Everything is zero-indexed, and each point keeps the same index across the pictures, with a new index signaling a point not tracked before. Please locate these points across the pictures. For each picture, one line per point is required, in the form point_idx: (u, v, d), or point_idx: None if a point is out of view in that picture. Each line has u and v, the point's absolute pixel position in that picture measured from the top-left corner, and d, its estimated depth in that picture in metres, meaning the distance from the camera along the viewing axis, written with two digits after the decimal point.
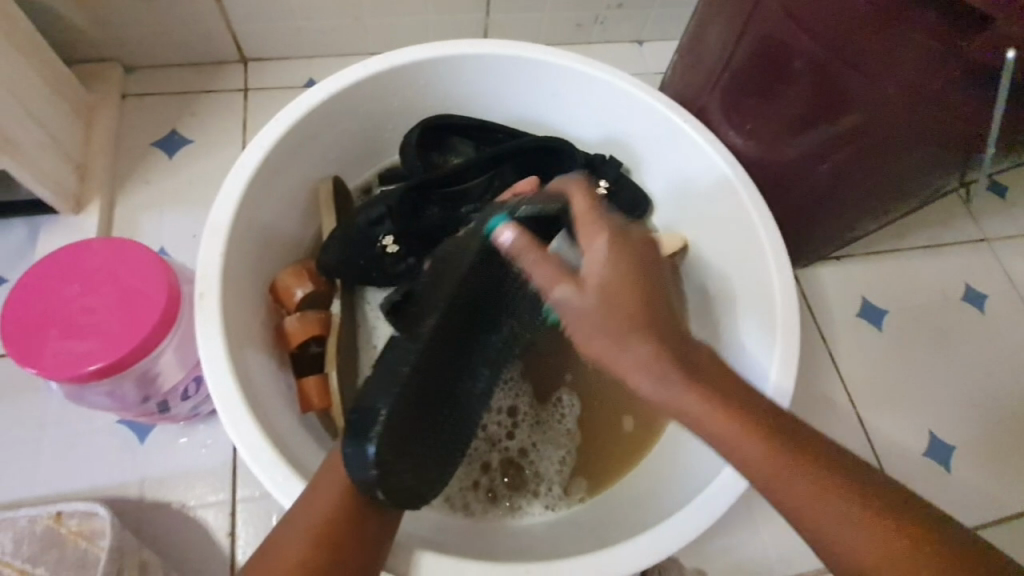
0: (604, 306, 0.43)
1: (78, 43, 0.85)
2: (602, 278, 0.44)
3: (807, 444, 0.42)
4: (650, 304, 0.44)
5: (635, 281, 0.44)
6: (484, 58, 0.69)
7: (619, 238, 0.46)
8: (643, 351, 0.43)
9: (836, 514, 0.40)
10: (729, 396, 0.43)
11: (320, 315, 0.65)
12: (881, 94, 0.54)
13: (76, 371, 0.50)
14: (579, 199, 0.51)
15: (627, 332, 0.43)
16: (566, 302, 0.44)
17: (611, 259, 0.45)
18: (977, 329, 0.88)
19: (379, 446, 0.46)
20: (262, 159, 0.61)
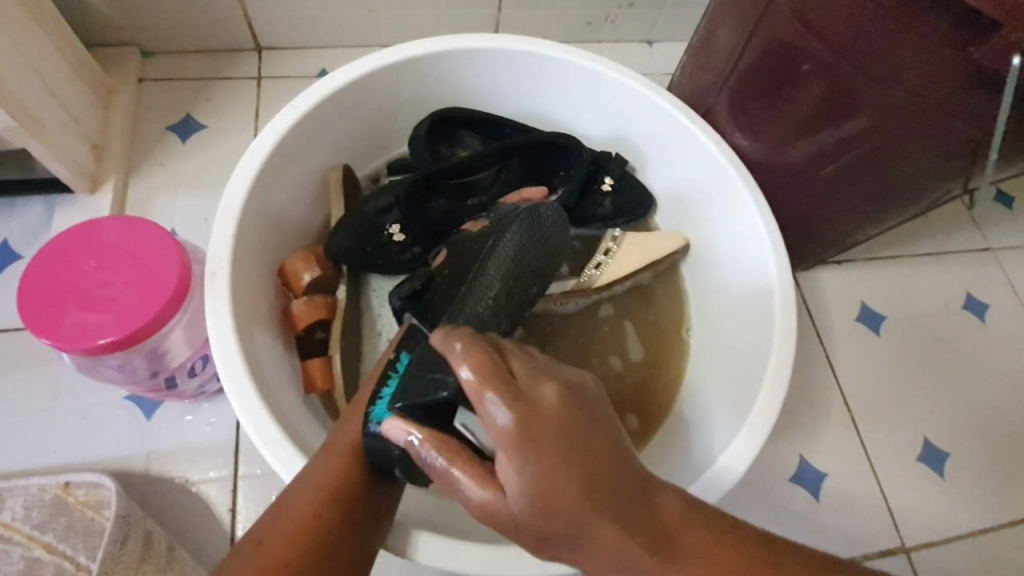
0: (534, 509, 0.34)
1: (97, 26, 0.86)
2: (530, 482, 0.34)
3: (777, 559, 0.36)
4: (593, 471, 0.34)
5: (568, 432, 0.34)
6: (495, 52, 0.70)
7: (522, 405, 0.34)
8: (606, 538, 0.34)
9: None
10: (687, 524, 0.36)
11: (326, 299, 0.66)
12: (888, 98, 0.54)
13: (90, 343, 0.51)
14: (467, 370, 0.35)
15: (577, 527, 0.33)
16: (488, 505, 0.35)
17: (526, 439, 0.34)
18: (977, 337, 0.88)
19: None
20: (275, 144, 0.63)
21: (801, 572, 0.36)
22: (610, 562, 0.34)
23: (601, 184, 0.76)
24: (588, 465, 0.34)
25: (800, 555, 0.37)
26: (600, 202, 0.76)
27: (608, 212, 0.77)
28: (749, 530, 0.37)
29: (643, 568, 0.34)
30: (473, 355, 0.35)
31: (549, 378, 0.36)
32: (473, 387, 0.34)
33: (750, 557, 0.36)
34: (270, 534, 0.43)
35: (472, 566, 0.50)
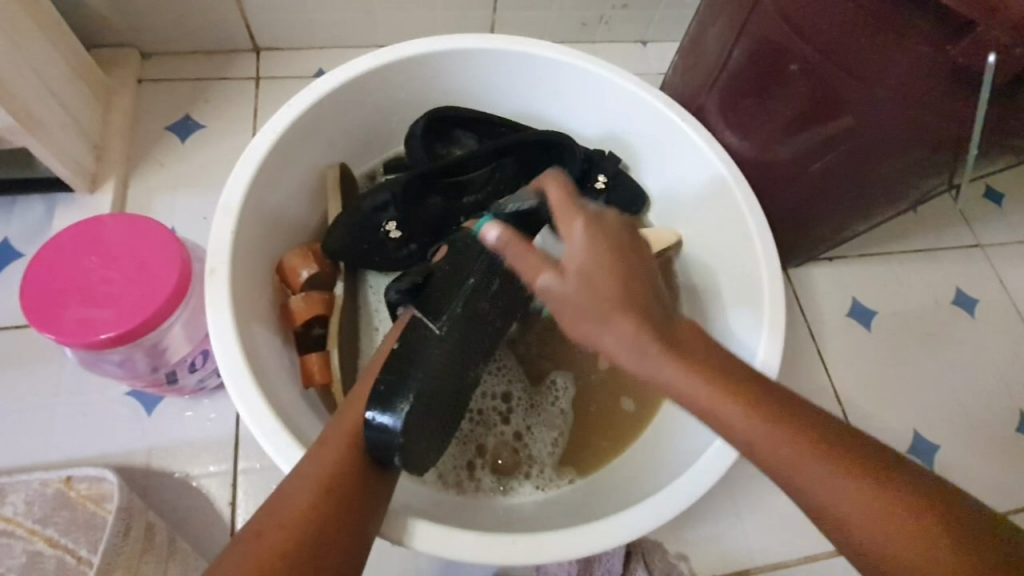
0: (585, 291, 0.42)
1: (98, 27, 0.87)
2: (581, 261, 0.42)
3: (849, 440, 0.41)
4: (626, 272, 0.43)
5: (612, 257, 0.43)
6: (489, 52, 0.71)
7: (593, 221, 0.44)
8: (623, 328, 0.42)
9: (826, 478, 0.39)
10: (746, 386, 0.42)
11: (324, 295, 0.68)
12: (872, 96, 0.55)
13: (92, 338, 0.52)
14: (555, 190, 0.46)
15: (609, 308, 0.42)
16: (549, 290, 0.42)
17: (588, 240, 0.43)
18: (967, 332, 0.89)
19: (406, 418, 0.49)
20: (274, 143, 0.64)
21: (861, 450, 0.40)
22: (668, 367, 0.41)
23: (595, 182, 0.77)
24: (633, 288, 0.43)
25: (841, 431, 0.41)
26: (593, 200, 0.77)
27: None
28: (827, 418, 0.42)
29: (665, 361, 0.41)
30: (581, 213, 0.44)
31: (611, 213, 0.47)
32: (559, 206, 0.45)
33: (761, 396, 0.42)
34: (272, 520, 0.44)
35: (467, 554, 0.51)
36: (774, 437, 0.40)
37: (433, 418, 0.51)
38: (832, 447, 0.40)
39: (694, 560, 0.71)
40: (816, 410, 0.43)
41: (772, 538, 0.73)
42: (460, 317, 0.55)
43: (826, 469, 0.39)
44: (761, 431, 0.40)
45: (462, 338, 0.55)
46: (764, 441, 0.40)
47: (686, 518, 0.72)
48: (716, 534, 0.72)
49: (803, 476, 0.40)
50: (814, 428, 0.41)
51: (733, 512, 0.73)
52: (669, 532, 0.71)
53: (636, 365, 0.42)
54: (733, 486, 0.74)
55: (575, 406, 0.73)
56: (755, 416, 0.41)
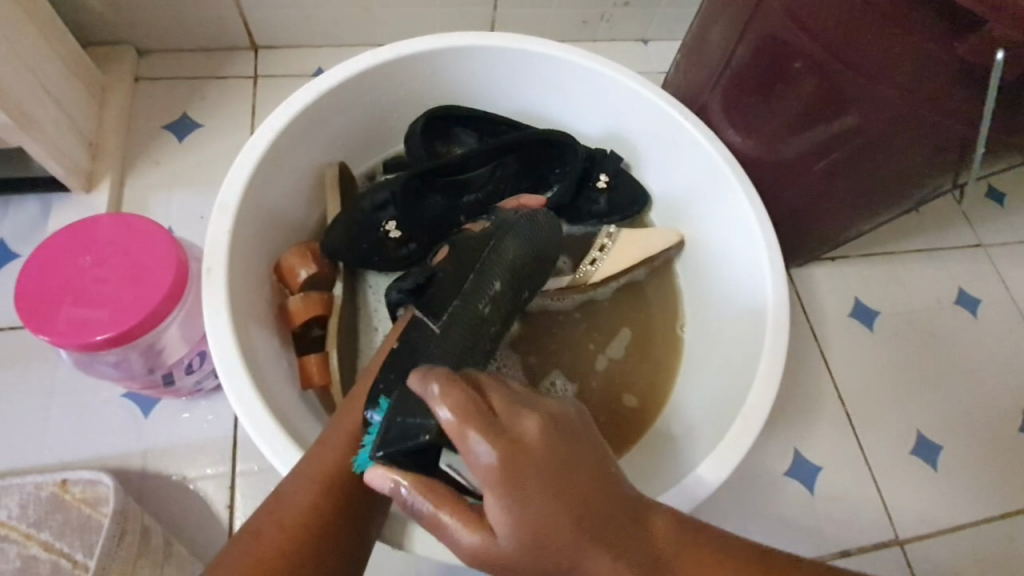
0: (527, 539, 0.32)
1: (93, 25, 0.86)
2: (521, 512, 0.32)
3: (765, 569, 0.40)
4: (580, 505, 0.33)
5: (560, 486, 0.33)
6: (490, 50, 0.71)
7: (513, 440, 0.32)
8: (563, 521, 0.33)
9: None
10: (680, 542, 0.37)
11: (323, 295, 0.67)
12: (878, 95, 0.55)
13: (87, 339, 0.51)
14: (450, 404, 0.32)
15: (582, 549, 0.33)
16: (473, 548, 0.33)
17: (511, 464, 0.32)
18: (969, 332, 0.89)
19: (390, 413, 0.45)
20: (272, 140, 0.63)
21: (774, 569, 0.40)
22: (597, 557, 0.33)
23: (596, 181, 0.76)
24: (582, 493, 0.33)
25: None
26: (594, 199, 0.76)
27: (602, 209, 0.77)
28: (729, 543, 0.39)
29: None
30: (468, 409, 0.32)
31: (529, 412, 0.34)
32: (454, 421, 0.32)
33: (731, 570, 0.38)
34: (268, 524, 0.43)
35: None
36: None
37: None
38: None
39: None
40: (744, 547, 0.40)
41: None
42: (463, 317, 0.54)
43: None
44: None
45: (466, 339, 0.54)
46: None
47: None
48: None
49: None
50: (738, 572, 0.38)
51: None
52: None
53: (572, 568, 0.33)
54: None
55: None
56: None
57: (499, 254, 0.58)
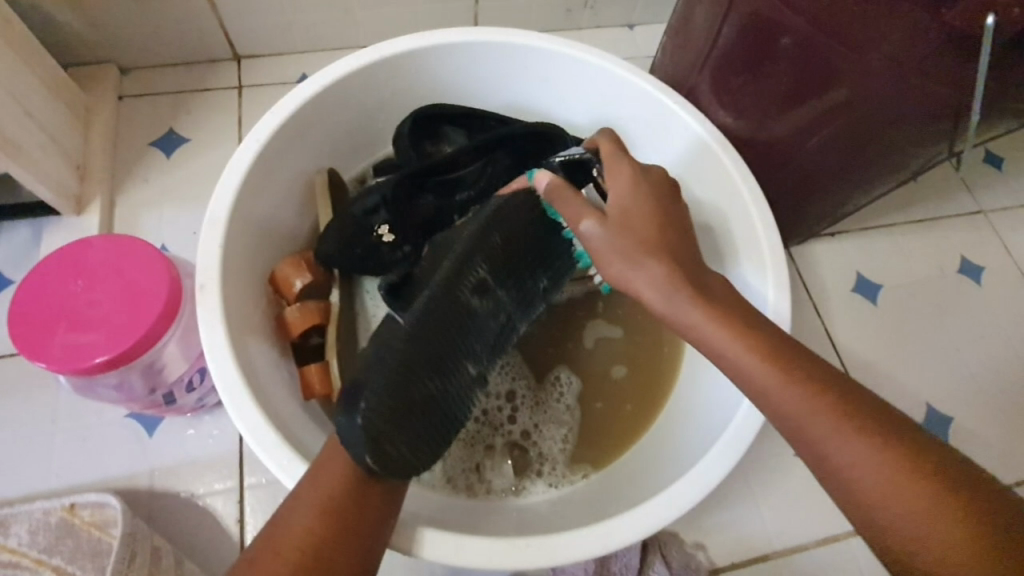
0: (619, 229, 0.50)
1: (73, 45, 0.86)
2: (623, 208, 0.51)
3: (887, 419, 0.43)
4: (666, 226, 0.51)
5: (654, 211, 0.51)
6: (472, 46, 0.70)
7: (637, 175, 0.54)
8: (656, 271, 0.48)
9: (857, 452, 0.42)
10: (783, 352, 0.45)
11: (320, 304, 0.66)
12: (868, 67, 0.54)
13: (84, 364, 0.51)
14: (608, 145, 0.57)
15: (642, 252, 0.49)
16: (590, 234, 0.51)
17: (634, 194, 0.52)
18: (974, 300, 0.88)
19: (366, 417, 0.47)
20: (258, 151, 0.62)
21: (896, 429, 0.42)
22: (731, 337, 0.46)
23: None
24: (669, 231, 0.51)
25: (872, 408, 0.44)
26: None
27: None
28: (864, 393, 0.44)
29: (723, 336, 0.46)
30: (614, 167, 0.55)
31: (656, 168, 0.56)
32: (608, 155, 0.56)
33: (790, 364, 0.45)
34: (260, 559, 0.44)
35: (480, 562, 0.50)
36: (764, 370, 0.45)
37: (406, 423, 0.48)
38: (876, 428, 0.42)
39: (711, 549, 0.70)
40: (870, 398, 0.44)
41: (789, 522, 0.72)
42: (433, 307, 0.51)
43: (855, 437, 0.42)
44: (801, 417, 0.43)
45: (439, 333, 0.51)
46: (811, 422, 0.43)
47: (702, 506, 0.71)
48: (733, 520, 0.71)
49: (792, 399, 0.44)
50: (849, 400, 0.43)
51: (748, 496, 0.72)
52: (684, 522, 0.71)
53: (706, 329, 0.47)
54: (746, 470, 0.73)
55: (582, 401, 0.71)
56: (785, 380, 0.44)
57: (482, 241, 0.55)
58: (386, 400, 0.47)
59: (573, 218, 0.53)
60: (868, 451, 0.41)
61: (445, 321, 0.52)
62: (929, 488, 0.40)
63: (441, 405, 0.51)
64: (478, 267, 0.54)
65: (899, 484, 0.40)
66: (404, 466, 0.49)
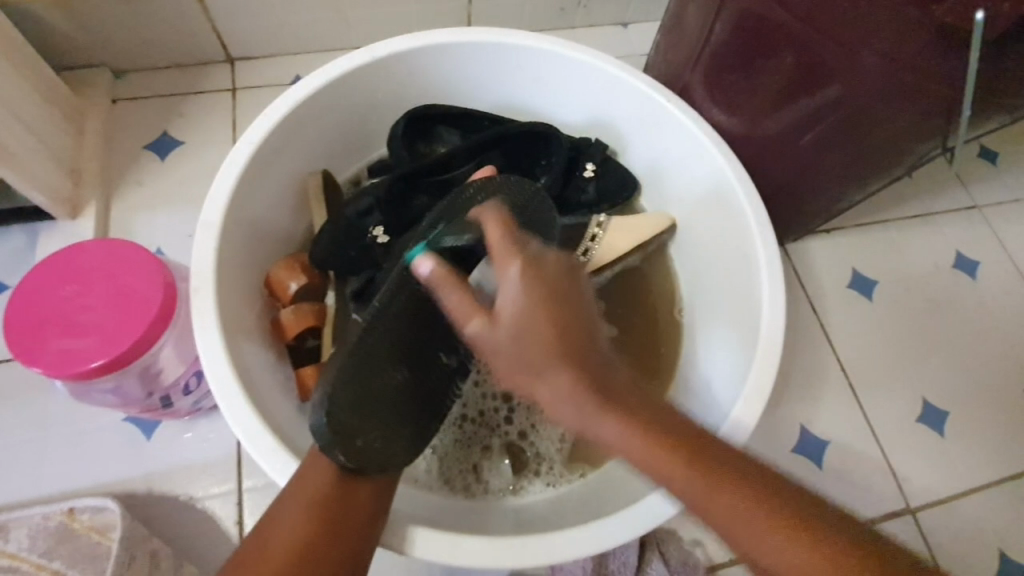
0: (514, 342, 0.43)
1: (65, 49, 0.85)
2: (517, 310, 0.43)
3: (772, 488, 0.42)
4: (564, 330, 0.44)
5: (550, 314, 0.43)
6: (465, 46, 0.70)
7: (529, 264, 0.44)
8: (561, 383, 0.44)
9: (758, 522, 0.41)
10: (664, 428, 0.44)
11: (314, 307, 0.66)
12: (860, 63, 0.54)
13: (79, 368, 0.51)
14: (493, 228, 0.46)
15: (547, 361, 0.43)
16: (479, 337, 0.44)
17: (524, 291, 0.44)
18: (969, 295, 0.88)
19: (331, 408, 0.45)
20: (252, 153, 0.62)
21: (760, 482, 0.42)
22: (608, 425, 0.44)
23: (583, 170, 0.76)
24: (565, 325, 0.44)
25: (750, 468, 0.43)
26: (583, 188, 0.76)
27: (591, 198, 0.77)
28: (723, 447, 0.44)
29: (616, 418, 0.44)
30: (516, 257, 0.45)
31: (552, 253, 0.46)
32: (497, 251, 0.45)
33: (672, 434, 0.44)
34: (252, 549, 0.45)
35: (476, 561, 0.50)
36: (648, 451, 0.43)
37: (375, 412, 0.48)
38: (754, 491, 0.41)
39: (708, 546, 0.70)
40: (725, 445, 0.45)
41: None
42: (396, 297, 0.50)
43: (738, 504, 0.41)
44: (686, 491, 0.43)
45: (408, 323, 0.50)
46: (709, 498, 0.42)
47: (699, 503, 0.72)
48: None
49: (675, 477, 0.43)
50: (721, 465, 0.43)
51: None
52: (682, 519, 0.71)
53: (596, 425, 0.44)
54: None
55: None
56: (669, 459, 0.43)
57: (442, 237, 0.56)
58: (348, 387, 0.46)
59: (465, 317, 0.45)
60: (760, 521, 0.41)
61: (412, 311, 0.51)
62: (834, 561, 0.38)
63: (412, 394, 0.51)
64: (445, 258, 0.54)
65: (783, 549, 0.40)
66: (376, 456, 0.49)
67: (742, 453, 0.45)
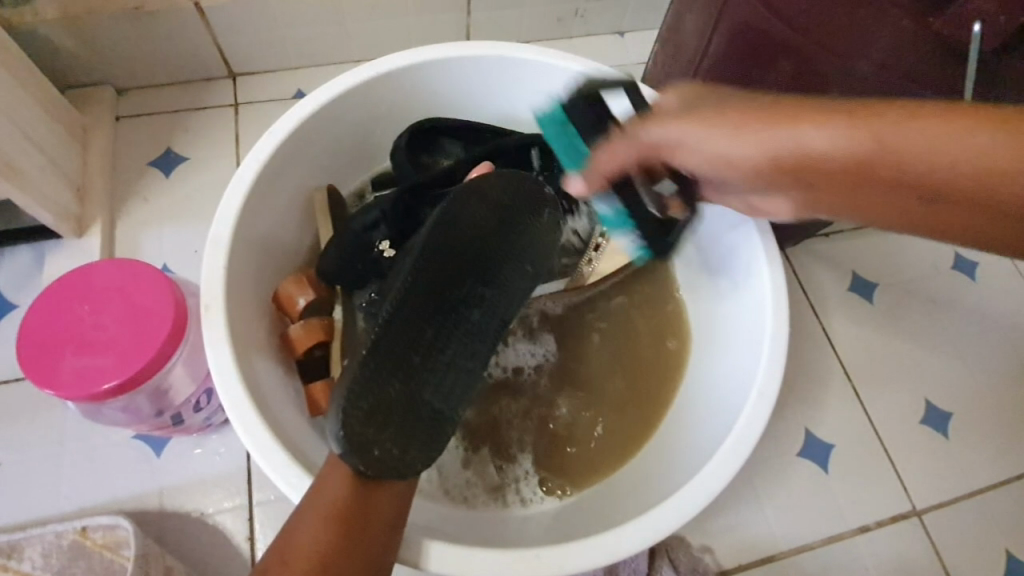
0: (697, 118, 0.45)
1: (67, 66, 0.86)
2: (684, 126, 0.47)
3: (818, 106, 0.39)
4: (744, 109, 0.42)
5: (758, 106, 0.41)
6: (468, 60, 0.71)
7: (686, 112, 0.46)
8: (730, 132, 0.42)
9: (841, 137, 0.37)
10: (735, 110, 0.42)
11: (323, 320, 0.67)
12: (858, 75, 0.55)
13: (93, 388, 0.51)
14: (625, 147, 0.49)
15: (749, 127, 0.41)
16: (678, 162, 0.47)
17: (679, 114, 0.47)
18: (970, 294, 0.89)
19: (346, 422, 0.45)
20: (259, 170, 0.63)
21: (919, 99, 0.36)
22: (845, 198, 0.39)
23: None
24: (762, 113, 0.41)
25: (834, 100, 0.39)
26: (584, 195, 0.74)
27: None
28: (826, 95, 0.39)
29: (710, 137, 0.43)
30: (635, 132, 0.49)
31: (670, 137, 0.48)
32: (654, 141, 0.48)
33: (745, 114, 0.42)
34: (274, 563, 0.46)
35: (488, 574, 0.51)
36: (729, 132, 0.42)
37: (389, 418, 0.46)
38: (855, 110, 0.37)
39: (717, 552, 0.71)
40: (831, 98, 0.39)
41: (794, 523, 0.74)
42: (406, 300, 0.49)
43: (848, 130, 0.36)
44: (914, 211, 0.37)
45: (416, 325, 0.49)
46: (796, 142, 0.39)
47: (707, 509, 0.72)
48: (738, 523, 0.73)
49: (765, 137, 0.40)
50: (794, 103, 0.40)
51: (753, 498, 0.74)
52: (690, 526, 0.72)
53: (797, 134, 0.38)
54: (748, 472, 0.75)
55: (581, 411, 0.72)
56: (784, 129, 0.39)
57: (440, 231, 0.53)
58: (362, 396, 0.45)
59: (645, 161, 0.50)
60: (859, 142, 0.36)
61: (422, 321, 0.49)
62: (925, 123, 0.35)
63: (430, 400, 0.48)
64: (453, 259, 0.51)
65: (901, 131, 0.35)
66: (395, 465, 0.47)
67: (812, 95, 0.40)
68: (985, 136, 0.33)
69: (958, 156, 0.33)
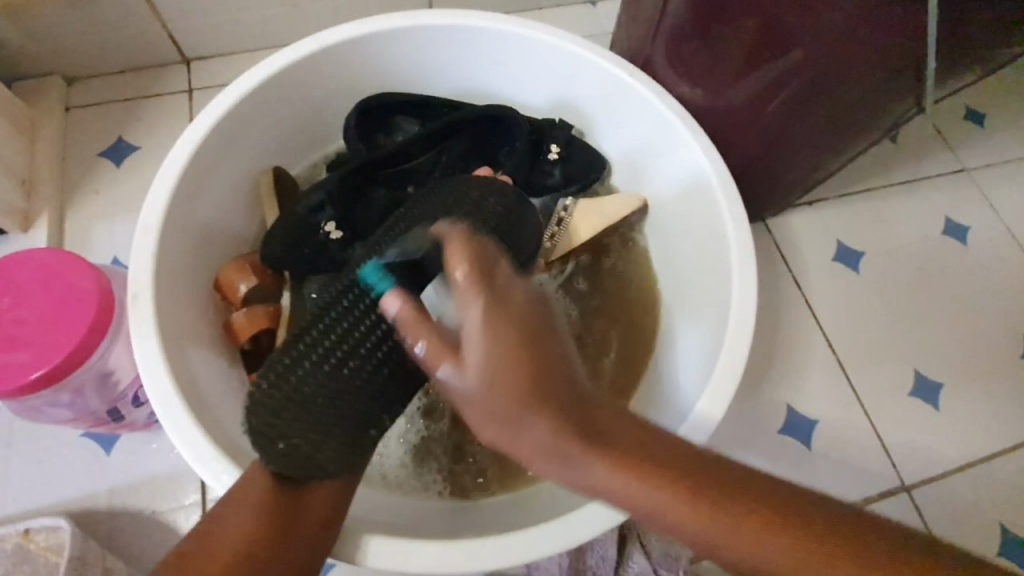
0: (485, 388, 0.40)
1: (13, 58, 0.83)
2: (481, 356, 0.39)
3: (677, 466, 0.42)
4: (542, 375, 0.40)
5: (514, 356, 0.39)
6: (416, 31, 0.67)
7: (494, 301, 0.40)
8: (541, 431, 0.40)
9: (656, 505, 0.41)
10: (648, 465, 0.42)
11: (267, 308, 0.63)
12: (819, 22, 0.51)
13: (12, 384, 0.49)
14: (455, 250, 0.42)
15: (516, 415, 0.40)
16: (452, 381, 0.40)
17: (486, 333, 0.39)
18: (960, 260, 0.85)
19: (257, 397, 0.47)
20: (193, 152, 0.60)
21: (771, 495, 0.41)
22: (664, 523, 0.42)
23: (548, 153, 0.73)
24: (541, 375, 0.40)
25: (702, 461, 0.43)
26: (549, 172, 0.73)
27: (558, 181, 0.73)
28: (701, 459, 0.43)
29: (572, 454, 0.41)
30: (468, 302, 0.40)
31: (520, 285, 0.42)
32: (461, 287, 0.40)
33: (626, 450, 0.42)
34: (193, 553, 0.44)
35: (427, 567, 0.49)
36: (551, 443, 0.41)
37: (304, 410, 0.47)
38: (682, 483, 0.41)
39: None
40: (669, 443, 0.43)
41: None
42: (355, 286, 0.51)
43: (672, 500, 0.41)
44: (717, 543, 0.41)
45: (358, 314, 0.50)
46: (636, 489, 0.41)
47: None
48: None
49: (631, 488, 0.41)
50: (664, 463, 0.42)
51: None
52: None
53: (630, 489, 0.41)
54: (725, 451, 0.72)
55: None
56: (627, 477, 0.41)
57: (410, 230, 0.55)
58: (277, 384, 0.47)
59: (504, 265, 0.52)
60: (666, 503, 0.41)
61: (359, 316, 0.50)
62: (741, 529, 0.40)
63: (355, 401, 0.49)
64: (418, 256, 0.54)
65: (673, 506, 0.41)
66: (310, 464, 0.47)
67: (703, 452, 0.44)
68: (763, 551, 0.40)
69: (743, 547, 0.40)
